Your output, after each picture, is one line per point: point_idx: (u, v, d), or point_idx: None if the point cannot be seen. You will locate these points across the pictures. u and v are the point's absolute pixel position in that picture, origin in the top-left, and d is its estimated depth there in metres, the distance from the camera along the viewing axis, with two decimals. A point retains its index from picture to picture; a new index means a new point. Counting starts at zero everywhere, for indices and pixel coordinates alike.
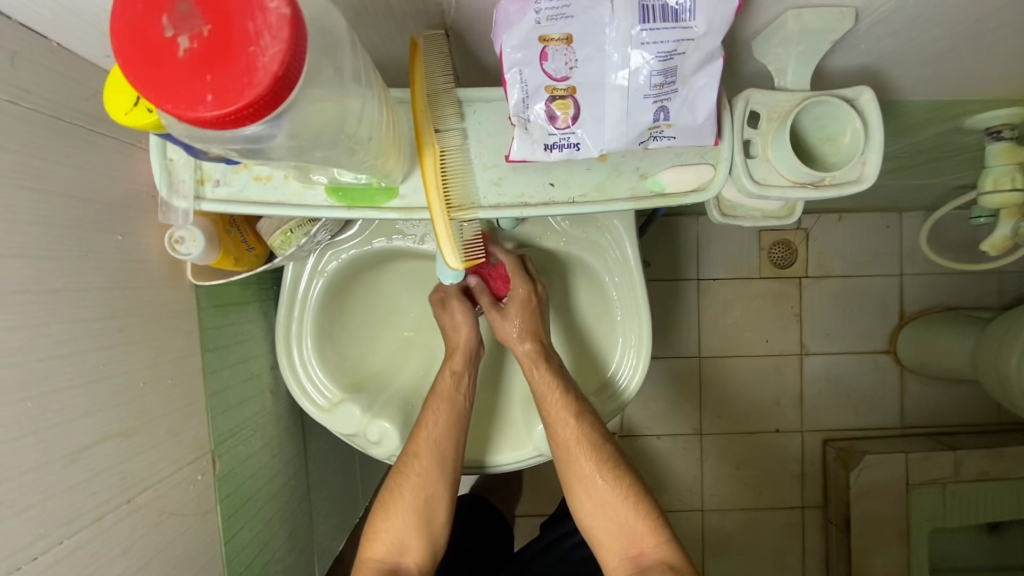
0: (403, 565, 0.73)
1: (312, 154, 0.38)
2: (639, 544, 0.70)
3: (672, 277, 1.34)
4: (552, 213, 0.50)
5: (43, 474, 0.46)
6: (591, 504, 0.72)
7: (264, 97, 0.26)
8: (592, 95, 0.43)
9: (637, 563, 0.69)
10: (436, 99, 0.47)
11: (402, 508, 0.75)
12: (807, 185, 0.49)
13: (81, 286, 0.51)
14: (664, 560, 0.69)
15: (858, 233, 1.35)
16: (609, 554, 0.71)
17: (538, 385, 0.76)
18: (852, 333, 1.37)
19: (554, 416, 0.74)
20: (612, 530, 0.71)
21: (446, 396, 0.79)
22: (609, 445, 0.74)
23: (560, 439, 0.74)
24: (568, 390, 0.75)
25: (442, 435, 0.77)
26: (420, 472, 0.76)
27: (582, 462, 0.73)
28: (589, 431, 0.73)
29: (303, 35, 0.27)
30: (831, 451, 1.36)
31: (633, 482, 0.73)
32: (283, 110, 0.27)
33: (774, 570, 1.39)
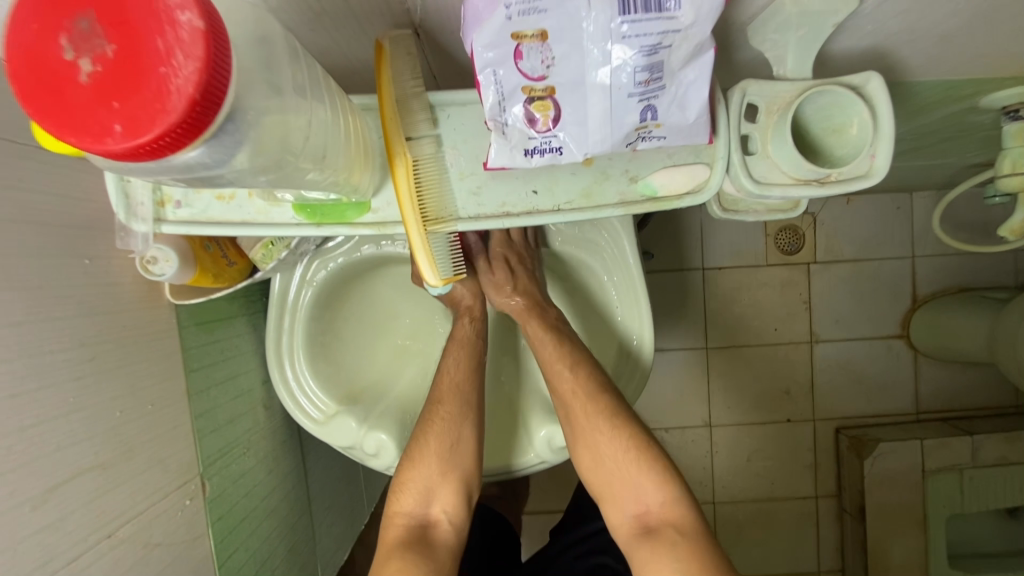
0: (432, 516, 0.67)
1: (257, 180, 0.35)
2: (646, 502, 0.62)
3: (676, 267, 1.30)
4: (537, 222, 0.47)
5: (14, 517, 0.45)
6: (592, 459, 0.66)
7: (180, 124, 0.23)
8: (573, 94, 0.39)
9: (644, 522, 0.61)
10: (405, 105, 0.44)
11: (428, 453, 0.69)
12: (811, 183, 0.46)
13: (48, 317, 0.49)
14: (674, 520, 0.60)
15: (868, 215, 1.30)
16: (615, 512, 0.64)
17: (533, 341, 0.73)
18: (864, 319, 1.32)
19: (549, 367, 0.70)
20: (616, 486, 0.64)
21: (466, 339, 0.76)
22: (611, 393, 0.68)
23: (557, 391, 0.69)
24: (562, 340, 0.71)
25: (465, 378, 0.74)
26: (448, 416, 0.71)
27: (580, 413, 0.67)
28: (586, 379, 0.68)
29: (224, 52, 0.24)
30: (844, 439, 1.32)
31: (639, 432, 0.65)
32: (206, 135, 0.25)
33: (789, 560, 1.36)
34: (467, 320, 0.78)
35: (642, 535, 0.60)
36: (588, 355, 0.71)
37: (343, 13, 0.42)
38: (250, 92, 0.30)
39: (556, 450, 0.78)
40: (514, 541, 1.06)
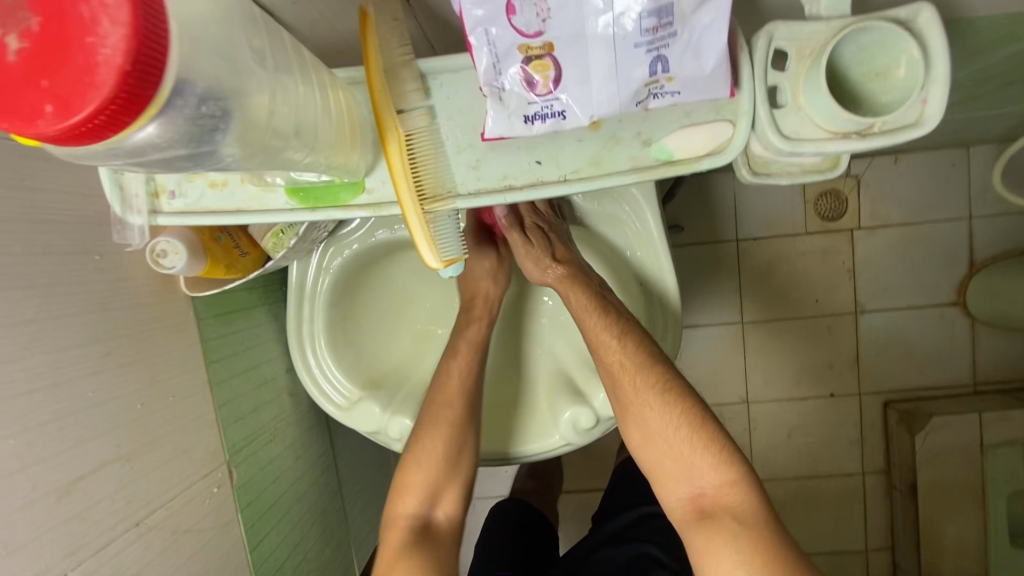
0: (434, 517, 0.67)
1: (222, 159, 0.32)
2: (701, 483, 0.57)
3: (709, 240, 1.23)
4: (541, 195, 0.43)
5: (37, 510, 0.46)
6: (643, 436, 0.61)
7: (116, 100, 0.22)
8: (574, 49, 0.35)
9: (700, 505, 0.57)
10: (394, 75, 0.41)
11: (431, 456, 0.68)
12: (851, 136, 0.40)
13: (61, 314, 0.49)
14: (732, 505, 0.55)
15: (918, 175, 1.19)
16: (668, 492, 0.60)
17: (575, 309, 0.67)
18: (914, 286, 1.22)
19: (594, 337, 0.65)
20: (668, 466, 0.59)
21: (473, 343, 0.74)
22: (662, 364, 0.62)
23: (603, 363, 0.64)
24: (605, 308, 0.66)
25: (469, 379, 0.73)
26: (445, 421, 0.70)
27: (629, 386, 0.62)
28: (634, 350, 0.63)
29: (157, 17, 0.23)
30: (893, 414, 1.25)
31: (694, 406, 0.60)
32: (149, 111, 0.24)
33: (834, 539, 1.31)
34: (481, 312, 0.76)
35: (698, 520, 0.56)
36: (634, 323, 0.66)
37: None
38: (212, 64, 0.27)
39: (581, 432, 0.75)
40: (549, 534, 1.04)
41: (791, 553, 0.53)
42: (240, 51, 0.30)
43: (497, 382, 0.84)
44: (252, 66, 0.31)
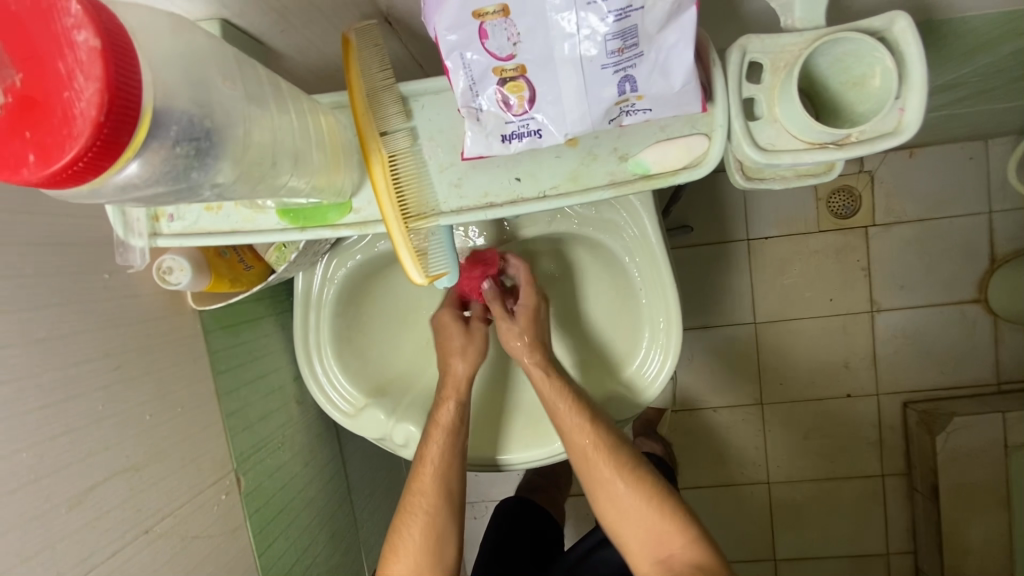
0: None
1: (202, 194, 0.33)
2: (669, 547, 0.62)
3: (716, 240, 1.20)
4: (522, 212, 0.44)
5: (50, 519, 0.48)
6: (614, 510, 0.65)
7: (91, 149, 0.23)
8: (546, 70, 0.36)
9: (669, 566, 0.61)
10: (377, 99, 0.42)
11: (411, 549, 0.68)
12: (827, 146, 0.41)
13: (71, 332, 0.51)
14: (698, 560, 0.60)
15: (934, 169, 1.15)
16: (639, 560, 0.63)
17: (546, 397, 0.71)
18: (932, 283, 1.18)
19: (564, 424, 0.69)
20: (639, 534, 0.64)
21: (447, 425, 0.73)
22: (627, 449, 0.68)
23: (574, 449, 0.68)
24: (575, 396, 0.70)
25: (445, 464, 0.71)
26: (422, 511, 0.69)
27: (600, 467, 0.66)
28: (603, 435, 0.67)
29: (128, 68, 0.24)
30: (913, 414, 1.20)
31: (656, 485, 0.66)
32: (124, 157, 0.25)
33: (852, 542, 1.28)
34: (451, 392, 0.74)
35: None
36: (600, 411, 0.70)
37: (305, 6, 0.41)
38: (194, 100, 0.29)
39: None
40: (552, 530, 1.05)
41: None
42: (222, 84, 0.32)
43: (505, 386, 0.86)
44: (236, 100, 0.32)
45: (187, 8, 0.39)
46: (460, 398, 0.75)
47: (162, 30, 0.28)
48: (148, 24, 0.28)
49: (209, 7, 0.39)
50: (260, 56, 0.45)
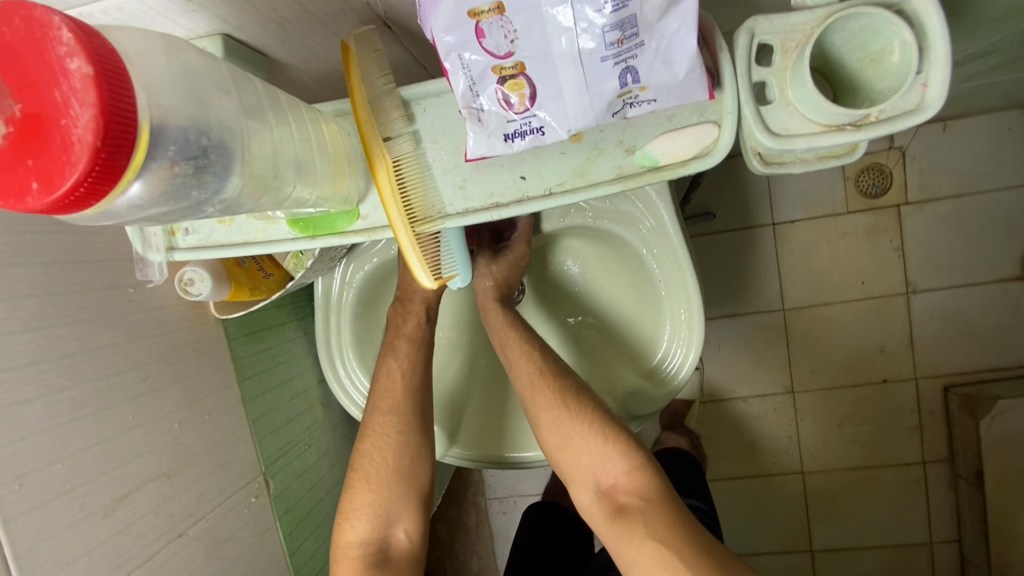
0: (394, 538, 0.66)
1: (206, 210, 0.34)
2: (611, 475, 0.64)
3: (741, 226, 1.16)
4: (529, 211, 0.44)
5: (86, 526, 0.50)
6: (558, 443, 0.67)
7: (91, 174, 0.24)
8: (545, 66, 0.36)
9: (612, 494, 0.63)
10: (378, 104, 0.42)
11: (380, 469, 0.68)
12: (844, 128, 0.39)
13: (99, 346, 0.53)
14: (638, 488, 0.62)
15: (970, 143, 1.09)
16: (582, 491, 0.65)
17: (498, 334, 0.73)
18: (972, 261, 1.12)
19: (514, 362, 0.71)
20: (582, 467, 0.65)
21: (413, 338, 0.73)
22: (573, 384, 0.69)
23: (520, 385, 0.70)
24: (526, 335, 0.72)
25: (412, 378, 0.71)
26: (390, 428, 0.69)
27: (543, 402, 0.68)
28: (546, 373, 0.69)
29: (123, 92, 0.24)
30: (953, 398, 1.14)
31: (601, 414, 0.66)
32: (124, 180, 0.25)
33: (892, 533, 1.23)
34: (418, 304, 0.74)
35: (610, 507, 0.62)
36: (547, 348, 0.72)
37: (302, 15, 0.41)
38: (194, 116, 0.30)
39: None
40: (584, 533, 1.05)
41: (685, 523, 0.58)
42: (218, 100, 0.32)
43: None
44: (233, 115, 0.33)
45: (188, 26, 0.40)
46: (427, 313, 0.74)
47: (158, 53, 0.29)
48: (143, 47, 0.28)
49: (210, 22, 0.40)
50: (264, 68, 0.45)
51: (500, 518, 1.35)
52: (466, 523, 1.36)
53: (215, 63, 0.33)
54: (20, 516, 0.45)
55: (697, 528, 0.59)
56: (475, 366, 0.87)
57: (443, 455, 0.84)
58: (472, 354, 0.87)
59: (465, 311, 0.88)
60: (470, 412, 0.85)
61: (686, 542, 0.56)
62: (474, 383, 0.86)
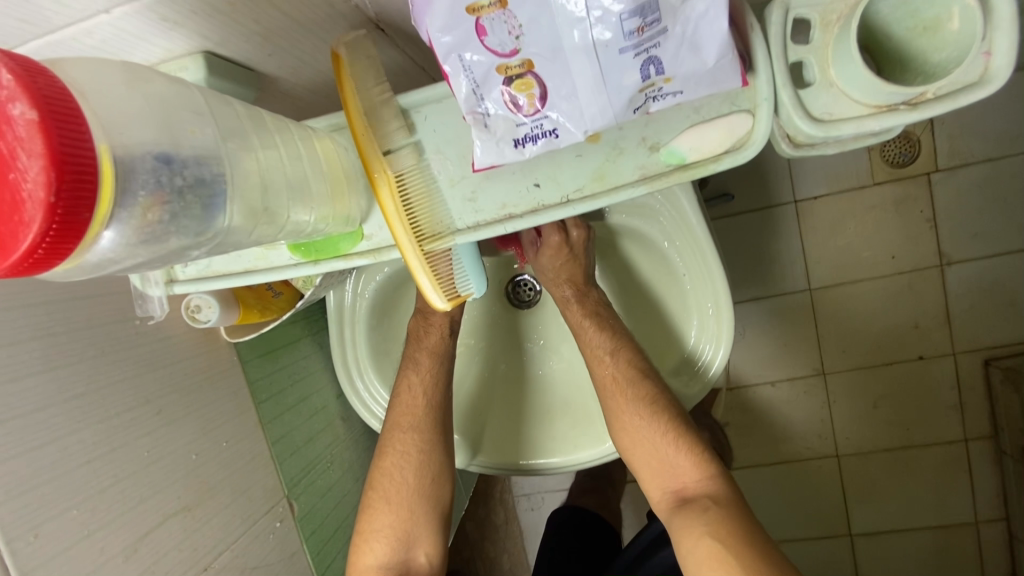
0: (415, 561, 0.64)
1: (194, 252, 0.32)
2: (683, 478, 0.62)
3: (763, 207, 1.10)
4: (545, 220, 0.40)
5: (108, 570, 0.49)
6: (632, 441, 0.64)
7: (48, 232, 0.22)
8: (555, 63, 0.32)
9: (682, 496, 0.61)
10: (375, 115, 0.39)
11: (402, 491, 0.66)
12: (898, 108, 0.34)
13: (108, 384, 0.51)
14: (710, 492, 0.60)
15: (1004, 102, 1.00)
16: (653, 487, 0.64)
17: (573, 323, 0.69)
18: (1013, 226, 1.04)
19: (588, 352, 0.67)
20: (654, 464, 0.63)
21: (437, 351, 0.69)
22: (651, 380, 0.65)
23: (596, 378, 0.67)
24: (603, 325, 0.68)
25: (434, 393, 0.68)
26: (411, 447, 0.66)
27: (619, 396, 0.65)
28: (625, 365, 0.66)
29: (77, 136, 0.22)
30: (996, 373, 1.07)
31: (676, 414, 0.64)
32: (90, 233, 0.23)
33: (938, 516, 1.15)
34: (439, 315, 0.70)
35: (678, 507, 0.60)
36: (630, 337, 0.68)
37: (288, 24, 0.38)
38: (162, 148, 0.27)
39: None
40: (612, 537, 1.01)
41: (759, 532, 0.55)
42: (192, 131, 0.29)
43: (553, 384, 0.83)
44: (212, 146, 0.30)
45: (167, 45, 0.37)
46: (449, 326, 0.71)
47: (116, 86, 0.26)
48: (101, 80, 0.26)
49: (191, 41, 0.37)
50: (254, 84, 0.42)
51: (529, 514, 1.33)
52: (494, 522, 1.34)
53: (186, 89, 0.30)
54: (40, 566, 0.44)
55: (768, 539, 0.55)
56: (494, 371, 0.84)
57: (467, 465, 0.81)
58: (492, 359, 0.85)
59: (482, 315, 0.85)
60: (492, 419, 0.82)
61: (755, 547, 0.53)
62: (495, 387, 0.84)
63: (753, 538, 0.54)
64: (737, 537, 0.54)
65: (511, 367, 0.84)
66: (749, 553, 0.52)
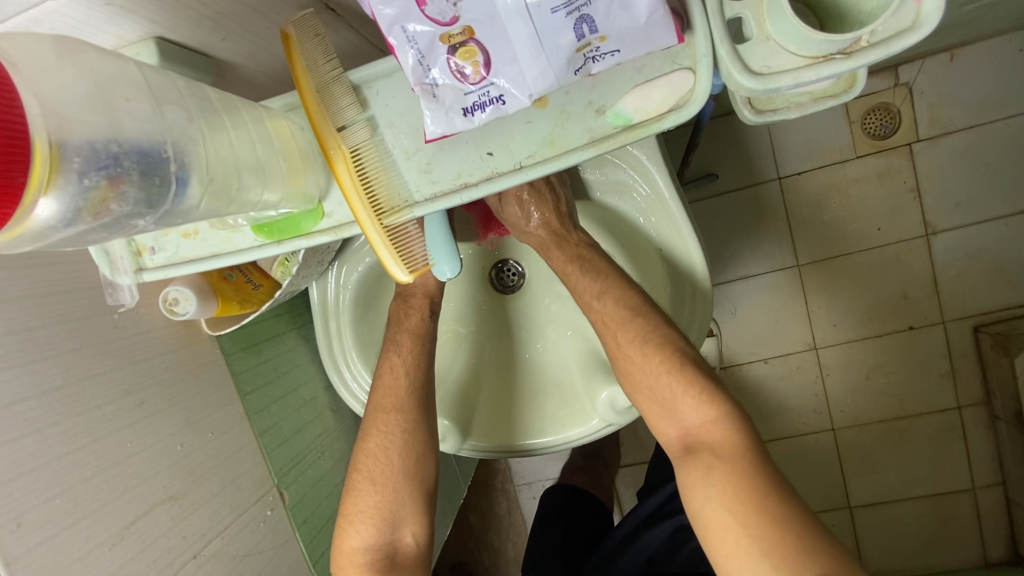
0: (401, 541, 0.64)
1: (139, 222, 0.33)
2: (687, 422, 0.59)
3: (747, 184, 1.11)
4: (499, 188, 0.41)
5: (95, 557, 0.50)
6: (630, 385, 0.63)
7: None
8: (494, 28, 0.33)
9: (687, 441, 0.58)
10: (327, 93, 0.39)
11: (385, 471, 0.66)
12: (833, 57, 0.35)
13: (87, 377, 0.52)
14: (713, 438, 0.56)
15: (980, 72, 1.01)
16: (662, 432, 0.62)
17: (560, 268, 0.69)
18: (993, 193, 1.05)
19: (580, 296, 0.67)
20: (656, 409, 0.62)
21: (417, 336, 0.71)
22: (646, 317, 0.63)
23: (591, 321, 0.67)
24: (587, 266, 0.68)
25: (415, 374, 0.69)
26: (394, 428, 0.67)
27: (612, 341, 0.64)
28: (614, 306, 0.64)
29: (10, 102, 0.24)
30: (986, 339, 1.08)
31: (673, 354, 0.61)
32: (30, 197, 0.25)
33: (933, 485, 1.15)
34: (420, 298, 0.72)
35: (684, 454, 0.58)
36: (619, 276, 0.67)
37: (236, 7, 0.39)
38: (99, 125, 0.28)
39: (621, 411, 0.73)
40: (603, 514, 1.03)
41: (773, 482, 0.52)
42: (129, 100, 0.30)
43: (543, 364, 0.83)
44: (150, 117, 0.31)
45: (118, 32, 0.37)
46: (429, 307, 0.73)
47: (48, 56, 0.27)
48: (35, 53, 0.27)
49: (140, 26, 0.37)
50: (210, 71, 0.43)
51: (531, 503, 1.33)
52: (497, 512, 1.34)
53: (124, 62, 0.31)
54: (25, 553, 0.45)
55: (787, 490, 0.52)
56: (482, 358, 0.85)
57: (457, 450, 0.80)
58: (477, 345, 0.85)
59: (468, 301, 0.86)
60: (481, 404, 0.82)
61: (765, 505, 0.50)
62: (483, 373, 0.84)
63: (762, 493, 0.51)
64: (742, 496, 0.51)
65: (498, 353, 0.85)
66: (751, 512, 0.50)
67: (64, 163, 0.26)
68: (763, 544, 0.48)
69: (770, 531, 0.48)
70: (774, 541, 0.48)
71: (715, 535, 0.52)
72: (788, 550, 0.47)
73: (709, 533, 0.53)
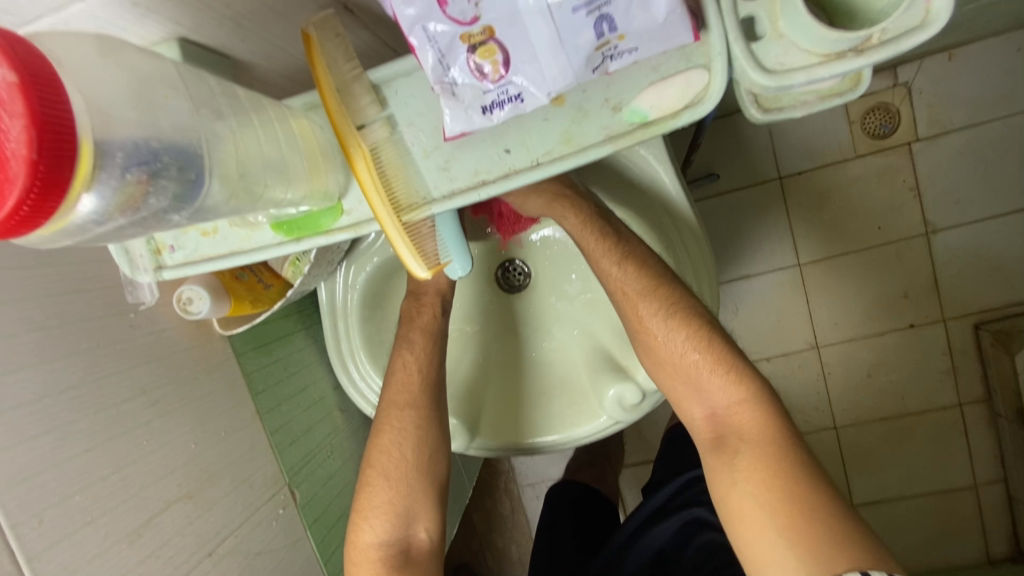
0: (415, 537, 0.65)
1: (171, 218, 0.33)
2: (716, 403, 0.59)
3: (749, 183, 1.12)
4: (516, 184, 0.41)
5: (113, 554, 0.50)
6: (657, 364, 0.63)
7: (33, 188, 0.24)
8: (514, 27, 0.33)
9: (716, 424, 0.59)
10: (347, 92, 0.40)
11: (399, 466, 0.66)
12: (845, 55, 0.36)
13: (104, 375, 0.52)
14: (743, 422, 0.57)
15: (977, 72, 1.03)
16: (686, 412, 0.62)
17: (575, 234, 0.66)
18: (990, 192, 1.06)
19: (596, 265, 0.65)
20: (681, 388, 0.61)
21: (425, 333, 0.71)
22: (671, 289, 0.63)
23: (609, 291, 0.65)
24: (605, 233, 0.65)
25: (427, 371, 0.70)
26: (408, 423, 0.68)
27: (634, 314, 0.63)
28: (636, 276, 0.63)
29: (55, 98, 0.24)
30: (986, 336, 1.08)
31: (703, 330, 0.61)
32: (73, 192, 0.26)
33: (935, 481, 1.16)
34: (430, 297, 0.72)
35: (713, 439, 0.59)
36: (640, 246, 0.66)
37: (257, 8, 0.39)
38: (136, 121, 0.29)
39: (629, 408, 0.74)
40: (608, 512, 1.04)
41: (807, 469, 0.53)
42: (167, 98, 0.31)
43: (549, 362, 0.84)
44: (186, 115, 0.32)
45: (141, 33, 0.38)
46: (440, 306, 0.73)
47: (90, 55, 0.28)
48: (77, 54, 0.28)
49: (163, 27, 0.38)
50: (228, 71, 0.44)
51: (536, 503, 1.34)
52: (501, 513, 1.35)
53: (160, 62, 0.32)
54: (45, 550, 0.45)
55: (816, 475, 0.53)
56: (488, 357, 0.85)
57: (466, 448, 0.80)
58: (484, 344, 0.86)
59: (475, 300, 0.86)
60: (489, 402, 0.83)
61: (796, 496, 0.51)
62: (489, 372, 0.84)
63: (795, 481, 0.52)
64: (772, 486, 0.53)
65: (505, 352, 0.85)
66: (789, 506, 0.51)
67: (106, 159, 0.27)
68: (792, 536, 0.50)
69: (811, 525, 0.50)
70: (805, 533, 0.50)
71: (745, 529, 0.53)
72: (819, 541, 0.49)
73: (738, 521, 0.54)
